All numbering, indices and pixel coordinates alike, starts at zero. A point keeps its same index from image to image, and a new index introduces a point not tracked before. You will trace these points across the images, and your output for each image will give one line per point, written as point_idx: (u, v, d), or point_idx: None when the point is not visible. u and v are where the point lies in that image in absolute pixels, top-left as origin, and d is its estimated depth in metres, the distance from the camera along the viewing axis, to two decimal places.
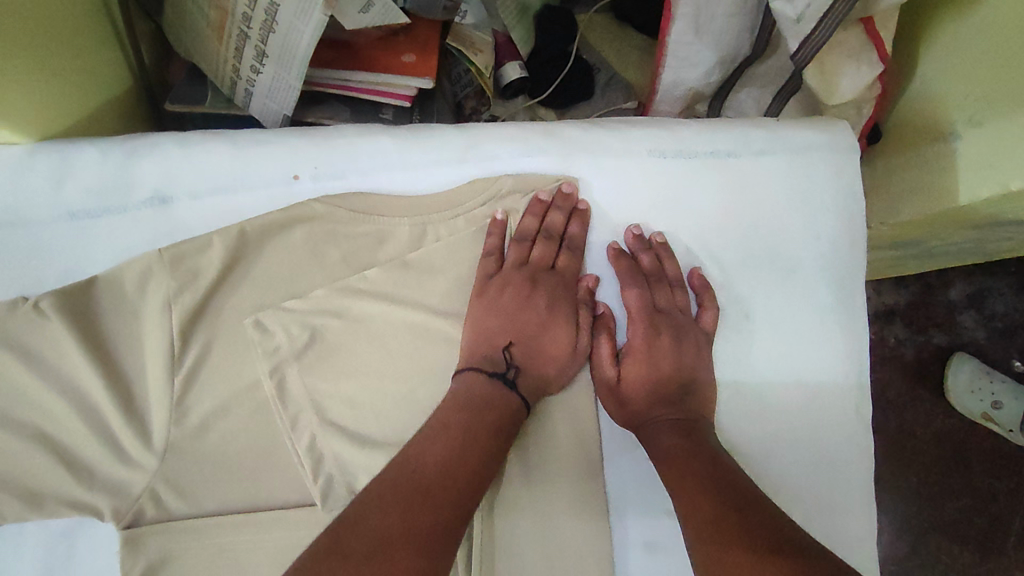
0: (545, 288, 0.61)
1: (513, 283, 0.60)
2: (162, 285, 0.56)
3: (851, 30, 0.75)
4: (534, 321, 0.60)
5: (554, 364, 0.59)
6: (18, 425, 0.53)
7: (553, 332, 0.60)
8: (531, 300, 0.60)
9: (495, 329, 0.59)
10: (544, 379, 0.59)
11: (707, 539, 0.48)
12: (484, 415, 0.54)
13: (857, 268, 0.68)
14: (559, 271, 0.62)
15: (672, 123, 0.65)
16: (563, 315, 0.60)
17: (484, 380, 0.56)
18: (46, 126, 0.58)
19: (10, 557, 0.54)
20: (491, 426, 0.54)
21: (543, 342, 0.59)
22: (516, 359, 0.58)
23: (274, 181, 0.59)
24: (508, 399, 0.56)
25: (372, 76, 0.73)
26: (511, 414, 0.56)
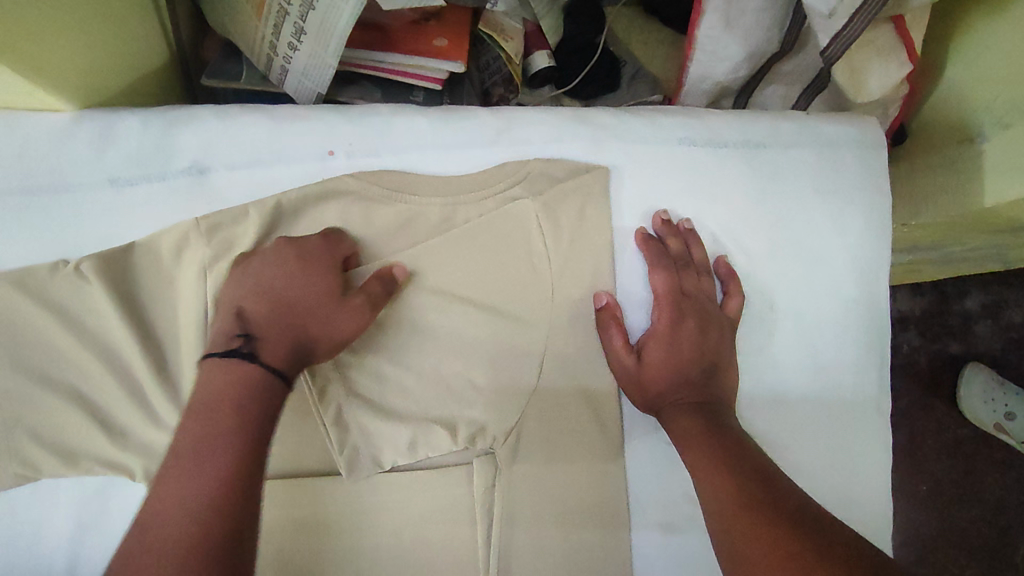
0: (291, 250, 0.55)
1: (279, 248, 0.55)
2: (198, 254, 0.57)
3: (881, 28, 0.75)
4: (274, 286, 0.53)
5: (315, 327, 0.53)
6: (57, 385, 0.56)
7: (288, 299, 0.53)
8: (278, 271, 0.54)
9: (246, 296, 0.52)
10: (294, 347, 0.51)
11: (730, 517, 0.49)
12: (232, 388, 0.46)
13: (882, 262, 0.68)
14: (319, 243, 0.56)
15: (702, 112, 0.66)
16: (305, 281, 0.54)
17: (228, 355, 0.49)
18: (90, 96, 0.59)
19: (41, 514, 0.55)
20: (253, 394, 0.47)
21: (281, 310, 0.52)
22: (254, 325, 0.51)
23: (309, 156, 0.60)
24: (248, 365, 0.48)
25: (404, 59, 0.74)
26: (263, 383, 0.48)
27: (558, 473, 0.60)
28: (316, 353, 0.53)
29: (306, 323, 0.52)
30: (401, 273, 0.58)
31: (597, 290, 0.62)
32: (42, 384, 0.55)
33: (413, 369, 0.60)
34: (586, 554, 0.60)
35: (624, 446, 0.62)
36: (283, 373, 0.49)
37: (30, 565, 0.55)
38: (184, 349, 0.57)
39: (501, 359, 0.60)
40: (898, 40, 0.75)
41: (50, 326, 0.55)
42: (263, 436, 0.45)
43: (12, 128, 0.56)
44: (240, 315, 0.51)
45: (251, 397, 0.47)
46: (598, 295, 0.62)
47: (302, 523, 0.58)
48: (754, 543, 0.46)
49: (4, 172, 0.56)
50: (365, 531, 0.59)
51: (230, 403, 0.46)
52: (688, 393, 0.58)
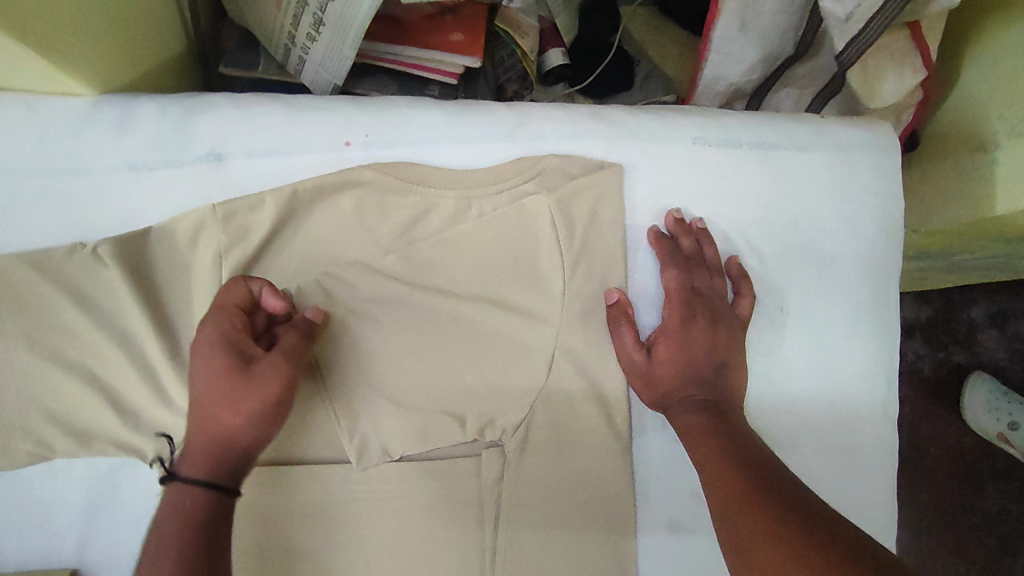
0: (196, 341, 0.52)
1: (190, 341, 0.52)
2: (214, 240, 0.57)
3: (897, 34, 0.75)
4: (192, 387, 0.51)
5: (239, 420, 0.50)
6: (72, 366, 0.56)
7: (202, 404, 0.50)
8: (189, 374, 0.51)
9: (193, 418, 0.51)
10: (220, 450, 0.50)
11: (736, 514, 0.49)
12: (183, 506, 0.48)
13: (894, 267, 0.68)
14: (217, 320, 0.52)
15: (718, 112, 0.66)
16: (210, 376, 0.50)
17: (171, 483, 0.49)
18: (111, 81, 0.60)
19: (54, 493, 0.56)
20: (196, 503, 0.48)
21: (198, 415, 0.50)
22: (187, 441, 0.50)
23: (326, 146, 0.61)
24: (185, 489, 0.48)
25: (420, 52, 0.74)
26: (201, 499, 0.48)
27: (564, 467, 0.61)
28: (253, 446, 0.51)
29: (223, 420, 0.50)
30: (316, 316, 0.57)
31: (609, 287, 0.62)
32: (58, 365, 0.56)
33: (424, 361, 0.60)
34: (591, 550, 0.61)
35: (632, 442, 0.62)
36: (222, 484, 0.49)
37: (41, 544, 0.55)
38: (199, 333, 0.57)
39: (512, 353, 0.61)
40: (913, 46, 0.76)
41: (67, 308, 0.56)
42: (211, 535, 0.47)
43: (32, 111, 0.57)
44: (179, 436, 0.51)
45: (193, 516, 0.47)
46: (610, 292, 0.62)
47: (310, 509, 0.58)
48: (759, 540, 0.46)
49: (24, 154, 0.57)
50: (373, 519, 0.59)
51: (168, 529, 0.47)
52: (696, 392, 0.58)
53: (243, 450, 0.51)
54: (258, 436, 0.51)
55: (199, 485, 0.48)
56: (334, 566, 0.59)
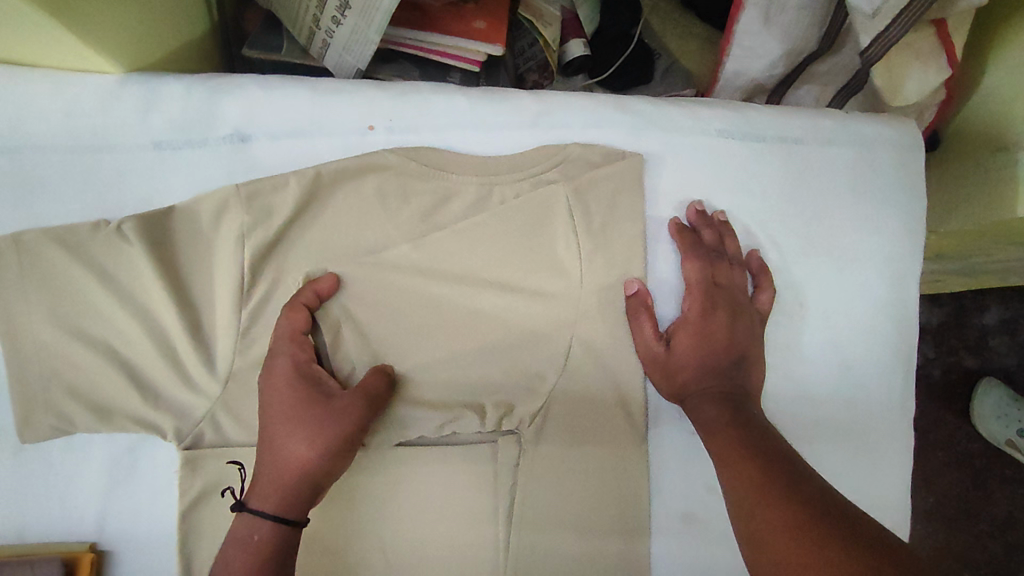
0: (274, 373, 0.55)
1: (270, 371, 0.55)
2: (237, 220, 0.57)
3: (922, 33, 0.74)
4: (267, 417, 0.53)
5: (309, 455, 0.52)
6: (94, 342, 0.57)
7: (278, 435, 0.52)
8: (266, 404, 0.54)
9: (264, 447, 0.53)
10: (293, 486, 0.51)
11: (752, 504, 0.49)
12: (253, 532, 0.50)
13: (914, 266, 0.68)
14: (296, 356, 0.55)
15: (742, 105, 0.66)
16: (288, 410, 0.53)
17: (240, 513, 0.51)
18: (138, 59, 0.60)
19: (73, 467, 0.56)
20: (267, 529, 0.50)
21: (271, 447, 0.52)
22: (258, 471, 0.52)
23: (350, 129, 0.61)
24: (256, 520, 0.50)
25: (442, 39, 0.74)
26: (270, 532, 0.50)
27: (579, 457, 0.61)
28: (320, 480, 0.53)
29: (295, 454, 0.52)
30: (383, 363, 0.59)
31: (628, 277, 0.62)
32: (80, 340, 0.56)
33: (441, 347, 0.60)
34: (604, 539, 0.61)
35: (647, 433, 0.63)
36: (291, 517, 0.51)
37: (61, 518, 0.56)
38: (219, 313, 0.58)
39: (530, 341, 0.61)
40: (938, 44, 0.75)
41: (89, 284, 0.56)
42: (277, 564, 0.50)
43: (59, 87, 0.57)
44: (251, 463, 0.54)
45: (261, 548, 0.50)
46: (629, 282, 0.62)
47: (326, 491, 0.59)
48: (775, 529, 0.46)
49: (51, 130, 0.57)
50: (389, 502, 0.60)
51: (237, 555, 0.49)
52: (715, 384, 0.58)
53: (314, 485, 0.52)
54: (326, 471, 0.53)
55: (269, 513, 0.50)
56: (348, 548, 0.59)
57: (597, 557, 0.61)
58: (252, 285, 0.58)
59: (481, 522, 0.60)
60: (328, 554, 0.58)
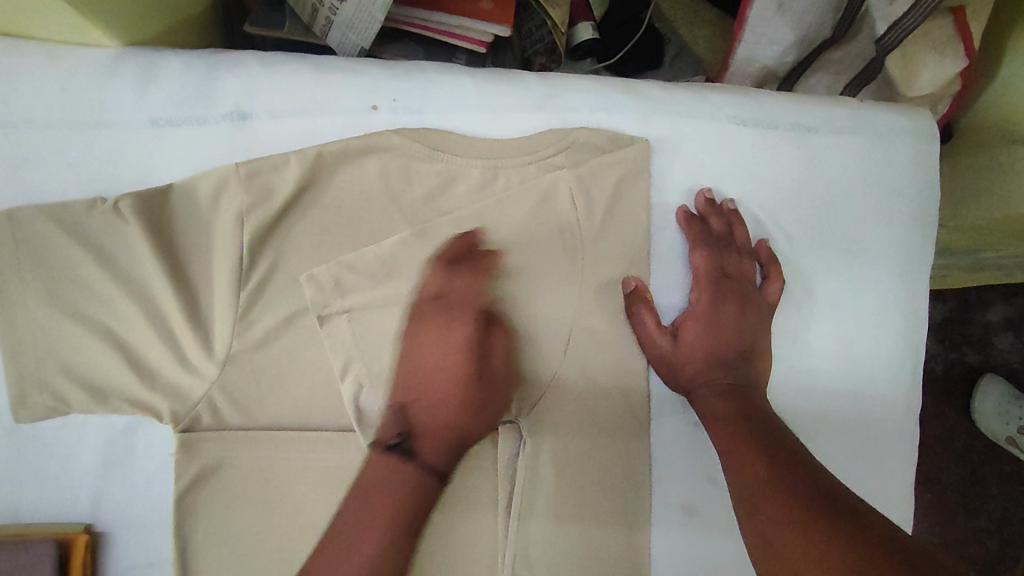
0: (461, 331, 0.59)
1: (431, 327, 0.58)
2: (236, 199, 0.56)
3: (940, 21, 0.73)
4: (422, 373, 0.58)
5: (468, 409, 0.58)
6: (90, 322, 0.55)
7: (446, 394, 0.58)
8: (426, 361, 0.58)
9: (423, 406, 0.58)
10: (453, 440, 0.58)
11: (760, 496, 0.48)
12: (394, 476, 0.55)
13: (926, 258, 0.67)
14: (473, 317, 0.59)
15: (753, 92, 0.65)
16: (463, 366, 0.58)
17: (392, 458, 0.56)
18: (137, 32, 0.58)
19: (68, 447, 0.56)
20: (400, 477, 0.55)
21: (443, 403, 0.57)
22: (414, 425, 0.57)
23: (353, 110, 0.59)
24: (413, 476, 0.55)
25: (447, 19, 0.72)
26: (427, 484, 0.56)
27: (581, 447, 0.60)
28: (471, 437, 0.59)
29: (463, 406, 0.58)
30: (498, 252, 0.59)
31: (626, 276, 0.61)
32: (75, 320, 0.55)
33: (438, 334, 0.58)
34: (606, 530, 0.60)
35: (650, 424, 0.62)
36: (447, 466, 0.57)
37: (56, 499, 0.55)
38: (217, 294, 0.56)
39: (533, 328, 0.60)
40: (956, 33, 0.73)
41: (86, 262, 0.55)
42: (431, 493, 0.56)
43: (57, 61, 0.56)
44: (390, 424, 0.57)
45: (422, 501, 0.55)
46: (627, 281, 0.60)
47: (324, 476, 0.58)
48: (781, 524, 0.46)
49: (47, 104, 0.56)
50: None
51: (386, 518, 0.53)
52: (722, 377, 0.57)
53: (473, 436, 0.59)
54: (484, 428, 0.58)
55: (419, 468, 0.55)
56: None
57: (597, 552, 0.60)
58: (251, 267, 0.57)
59: (480, 508, 0.60)
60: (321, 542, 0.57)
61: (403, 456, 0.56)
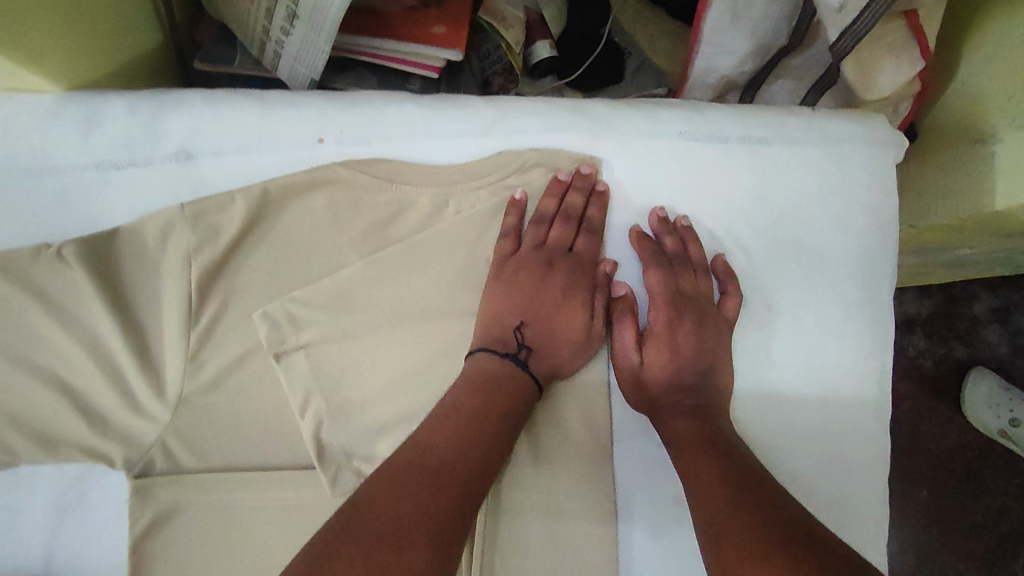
0: (561, 272, 0.61)
1: (532, 265, 0.60)
2: (183, 240, 0.56)
3: (890, 25, 0.70)
4: (540, 305, 0.60)
5: (577, 340, 0.60)
6: (38, 371, 0.55)
7: (555, 316, 0.60)
8: (524, 289, 0.60)
9: (516, 308, 0.59)
10: (556, 357, 0.59)
11: (720, 521, 0.48)
12: (501, 376, 0.56)
13: (888, 265, 0.66)
14: (577, 254, 0.61)
15: (703, 106, 0.64)
16: (574, 299, 0.60)
17: (496, 362, 0.56)
18: (78, 77, 0.58)
19: (21, 498, 0.55)
20: (499, 377, 0.56)
21: (556, 325, 0.59)
22: (529, 339, 0.58)
23: (298, 143, 0.59)
24: (501, 368, 0.56)
25: (399, 45, 0.72)
26: (514, 388, 0.56)
27: (547, 473, 0.59)
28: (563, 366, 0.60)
29: (573, 312, 0.60)
30: (606, 189, 0.62)
31: (618, 280, 0.63)
32: (23, 369, 0.54)
33: (396, 363, 0.58)
34: (576, 560, 0.58)
35: (614, 448, 0.61)
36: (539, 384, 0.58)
37: (10, 552, 0.54)
38: (168, 335, 0.56)
39: None
40: (909, 34, 0.71)
41: (33, 311, 0.54)
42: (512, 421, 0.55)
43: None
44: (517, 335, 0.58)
45: (508, 392, 0.55)
46: (618, 284, 0.62)
47: (284, 515, 0.57)
48: (737, 550, 0.45)
49: None
50: None
51: (480, 404, 0.53)
52: (684, 397, 0.58)
53: (572, 363, 0.60)
54: (580, 358, 0.60)
55: (508, 380, 0.56)
56: None
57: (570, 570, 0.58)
58: (201, 307, 0.56)
59: None
60: None
61: (488, 351, 0.57)
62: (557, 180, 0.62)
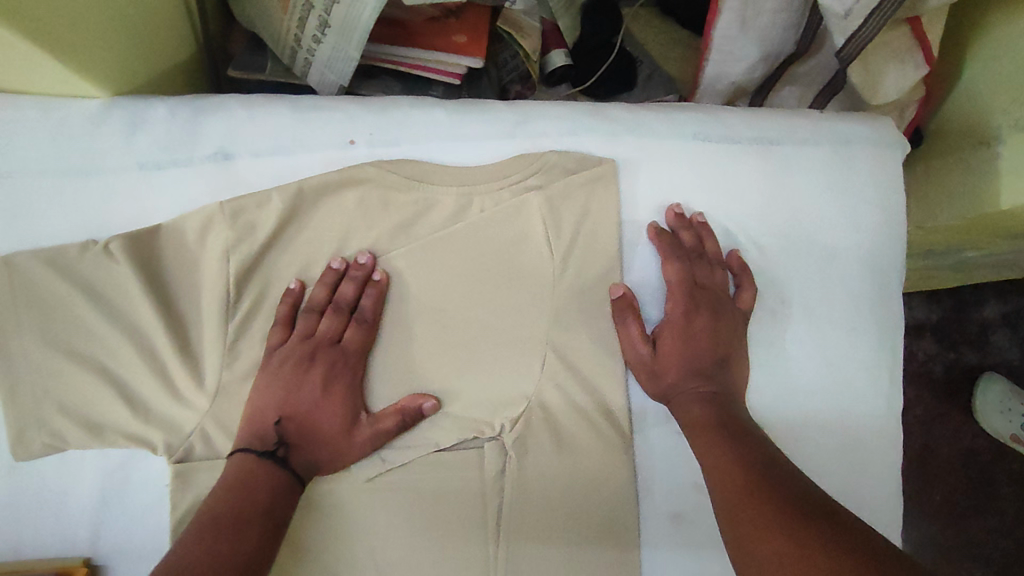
0: (323, 365, 0.60)
1: (294, 359, 0.59)
2: (222, 236, 0.59)
3: (896, 30, 0.73)
4: (304, 399, 0.59)
5: (364, 443, 0.59)
6: (86, 360, 0.58)
7: (321, 411, 0.59)
8: (274, 382, 0.59)
9: (267, 400, 0.58)
10: (332, 456, 0.58)
11: (736, 494, 0.50)
12: (260, 474, 0.54)
13: (896, 262, 0.69)
14: (343, 346, 0.61)
15: (716, 109, 0.67)
16: (334, 396, 0.59)
17: (245, 456, 0.55)
18: (124, 83, 0.61)
19: (67, 483, 0.58)
20: (252, 477, 0.54)
21: (317, 420, 0.59)
22: (289, 434, 0.57)
23: (331, 145, 0.62)
24: (251, 465, 0.55)
25: (422, 53, 0.75)
26: (271, 485, 0.54)
27: (568, 461, 0.62)
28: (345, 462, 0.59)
29: (345, 410, 0.59)
30: (383, 278, 0.62)
31: (613, 282, 0.63)
32: (73, 358, 0.58)
33: (424, 351, 0.62)
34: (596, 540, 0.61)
35: (632, 436, 0.63)
36: (299, 479, 0.56)
37: (58, 533, 0.57)
38: (207, 326, 0.59)
39: (513, 347, 0.62)
40: (914, 40, 0.73)
41: (82, 304, 0.58)
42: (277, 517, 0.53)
43: (48, 113, 0.58)
44: (284, 433, 0.57)
45: (263, 493, 0.53)
46: (613, 288, 0.63)
47: (317, 500, 0.59)
48: (759, 525, 0.47)
49: (39, 155, 0.58)
50: (374, 514, 0.60)
51: (251, 508, 0.52)
52: (698, 385, 0.60)
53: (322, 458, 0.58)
54: (336, 456, 0.58)
55: (261, 478, 0.54)
56: (338, 555, 0.59)
57: (591, 556, 0.61)
58: (238, 300, 0.59)
59: (471, 528, 0.60)
60: (318, 565, 0.59)
61: (261, 447, 0.56)
62: (329, 269, 0.61)
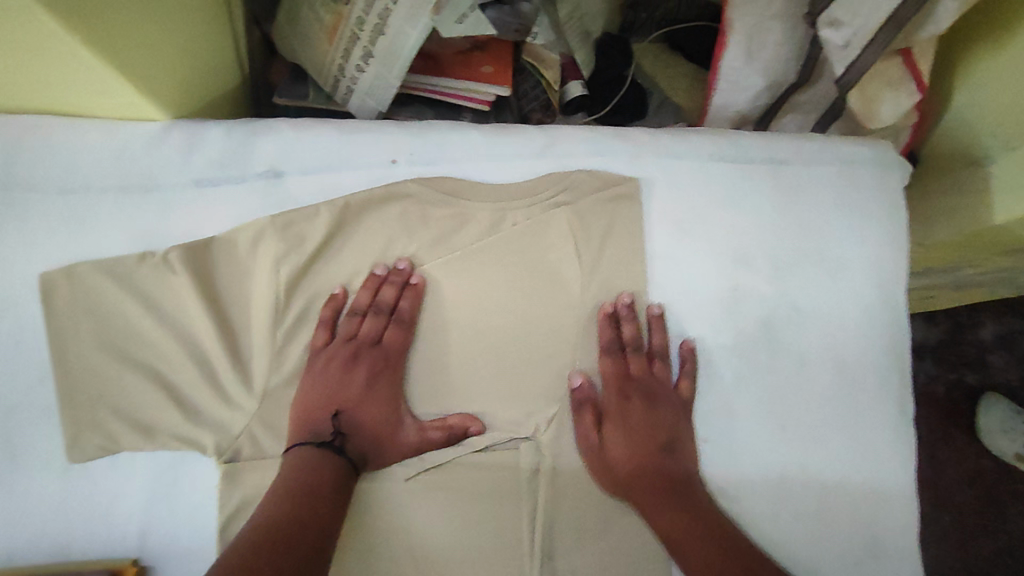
0: (366, 364, 0.64)
1: (339, 358, 0.63)
2: (272, 247, 0.62)
3: (891, 61, 0.77)
4: (351, 395, 0.63)
5: (410, 438, 0.62)
6: (141, 366, 0.61)
7: (368, 406, 0.63)
8: (322, 381, 0.62)
9: (318, 396, 0.62)
10: (382, 447, 0.62)
11: (689, 566, 0.59)
12: (322, 460, 0.58)
13: (902, 273, 0.73)
14: (384, 346, 0.65)
15: (730, 133, 0.72)
16: (378, 393, 0.64)
17: (306, 447, 0.59)
18: (183, 106, 0.66)
19: (117, 485, 0.60)
20: (311, 463, 0.57)
21: (365, 414, 0.63)
22: (341, 426, 0.62)
23: (375, 163, 0.66)
24: (310, 453, 0.58)
25: (453, 82, 0.81)
26: (330, 469, 0.57)
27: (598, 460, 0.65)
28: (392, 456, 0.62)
29: (389, 408, 0.63)
30: (420, 281, 0.65)
31: (572, 369, 0.67)
32: (128, 364, 0.61)
33: (460, 357, 0.65)
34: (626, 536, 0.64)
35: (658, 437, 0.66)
36: (355, 466, 0.60)
37: (108, 534, 0.59)
38: (256, 332, 0.62)
39: (544, 351, 0.66)
40: (907, 71, 0.78)
41: (138, 311, 0.61)
42: (337, 497, 0.56)
43: (111, 132, 0.62)
44: (339, 425, 0.62)
45: (325, 476, 0.57)
46: (572, 375, 0.66)
47: (359, 498, 0.62)
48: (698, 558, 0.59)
49: (101, 172, 0.62)
50: (413, 510, 0.62)
51: (315, 486, 0.55)
52: (645, 459, 0.64)
53: (372, 450, 0.62)
54: (384, 450, 0.62)
55: (319, 465, 0.57)
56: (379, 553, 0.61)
57: (620, 548, 0.64)
58: (287, 306, 0.63)
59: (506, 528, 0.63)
60: (359, 565, 0.60)
61: (318, 439, 0.60)
62: (372, 276, 0.65)
